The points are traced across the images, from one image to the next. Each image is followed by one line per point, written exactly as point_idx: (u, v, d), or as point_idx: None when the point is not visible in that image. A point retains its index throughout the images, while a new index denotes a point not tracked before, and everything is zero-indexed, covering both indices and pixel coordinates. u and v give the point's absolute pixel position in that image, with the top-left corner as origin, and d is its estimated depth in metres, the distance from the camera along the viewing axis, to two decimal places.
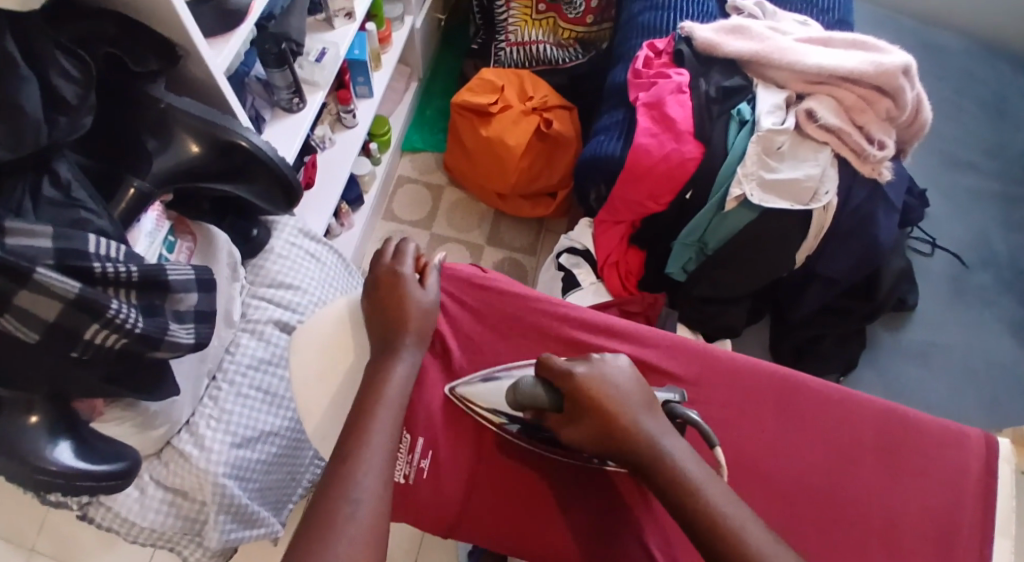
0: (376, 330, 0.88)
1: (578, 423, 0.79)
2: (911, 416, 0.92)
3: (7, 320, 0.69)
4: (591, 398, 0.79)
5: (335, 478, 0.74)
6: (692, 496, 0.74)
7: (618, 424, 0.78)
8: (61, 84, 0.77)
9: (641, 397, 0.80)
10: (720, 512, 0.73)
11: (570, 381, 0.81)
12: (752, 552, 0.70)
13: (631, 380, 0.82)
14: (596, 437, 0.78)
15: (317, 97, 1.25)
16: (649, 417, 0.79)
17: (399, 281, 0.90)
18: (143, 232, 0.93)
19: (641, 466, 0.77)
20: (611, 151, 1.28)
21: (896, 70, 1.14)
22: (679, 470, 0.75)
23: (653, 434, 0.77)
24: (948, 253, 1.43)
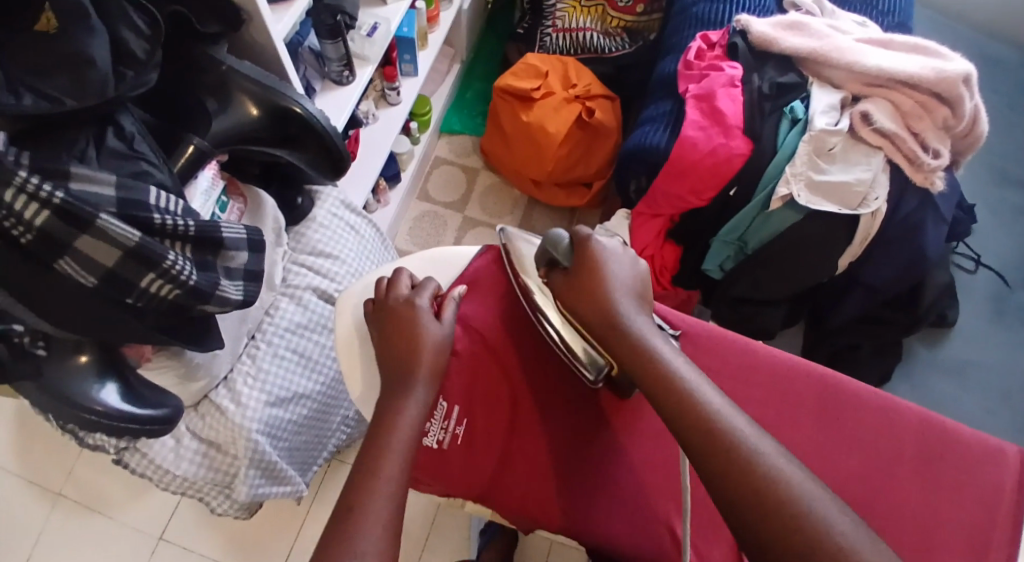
0: (390, 370, 0.85)
1: (571, 279, 0.82)
2: (948, 429, 0.92)
3: (66, 263, 0.69)
4: (591, 258, 0.81)
5: (362, 476, 0.74)
6: (654, 365, 0.75)
7: (607, 294, 0.79)
8: (130, 37, 0.78)
9: (633, 286, 0.81)
10: (680, 381, 0.73)
11: (582, 247, 0.82)
12: (703, 412, 0.71)
13: (633, 268, 0.83)
14: (580, 301, 0.81)
15: (366, 72, 1.25)
16: (633, 299, 0.81)
17: (412, 315, 0.87)
18: (199, 189, 0.93)
19: (618, 339, 0.78)
20: (656, 142, 1.26)
21: (955, 78, 1.13)
22: (645, 345, 0.77)
23: (630, 310, 0.79)
24: (991, 271, 1.41)
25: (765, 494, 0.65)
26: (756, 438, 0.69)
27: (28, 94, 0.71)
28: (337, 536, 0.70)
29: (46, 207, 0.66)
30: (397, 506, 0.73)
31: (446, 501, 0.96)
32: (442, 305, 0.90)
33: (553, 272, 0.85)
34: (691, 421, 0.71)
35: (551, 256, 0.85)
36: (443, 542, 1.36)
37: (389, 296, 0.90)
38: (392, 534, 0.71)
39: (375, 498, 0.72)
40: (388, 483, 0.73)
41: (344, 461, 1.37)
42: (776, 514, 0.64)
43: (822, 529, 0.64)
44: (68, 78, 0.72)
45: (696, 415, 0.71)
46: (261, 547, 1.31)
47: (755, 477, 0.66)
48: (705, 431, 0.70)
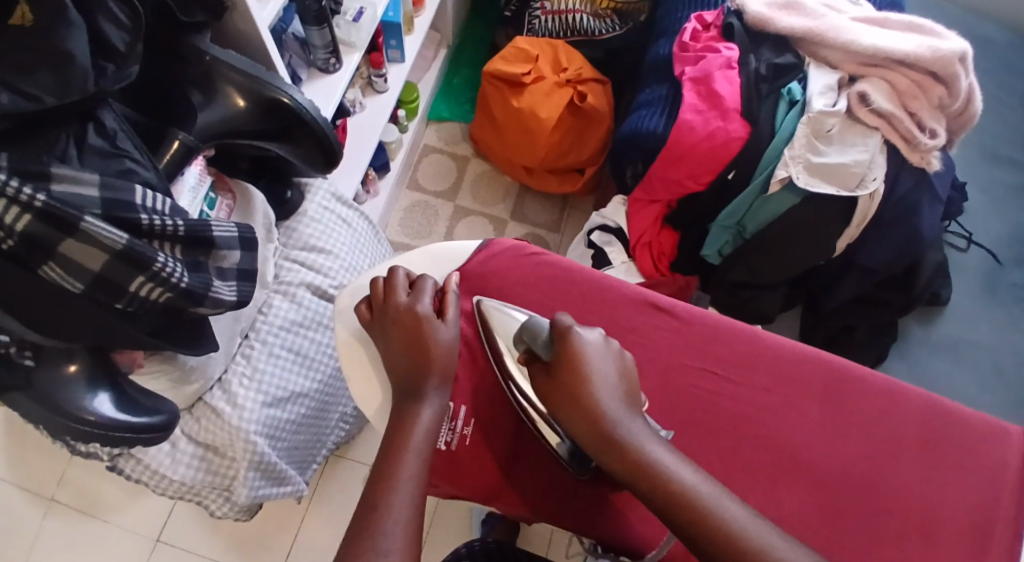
0: (402, 373, 0.84)
1: (559, 385, 0.78)
2: (952, 409, 0.91)
3: (51, 269, 0.67)
4: (577, 360, 0.78)
5: (378, 485, 0.73)
6: (656, 474, 0.72)
7: (590, 395, 0.76)
8: (111, 30, 0.75)
9: (620, 385, 0.79)
10: (694, 494, 0.70)
11: (563, 342, 0.80)
12: (732, 531, 0.68)
13: (618, 363, 0.81)
14: (571, 409, 0.77)
15: (352, 59, 1.22)
16: (624, 403, 0.77)
17: (417, 320, 0.85)
18: (186, 186, 0.90)
19: (613, 447, 0.74)
20: (652, 127, 1.24)
21: (952, 57, 1.12)
22: (643, 452, 0.74)
23: (625, 416, 0.76)
24: (983, 250, 1.40)
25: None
26: (789, 550, 0.67)
27: (4, 91, 0.68)
28: (357, 544, 0.69)
29: (27, 211, 0.63)
30: (415, 516, 0.72)
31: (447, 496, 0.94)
32: (443, 303, 0.88)
33: (535, 370, 0.82)
34: (719, 538, 0.68)
35: (531, 350, 0.83)
36: (444, 536, 1.34)
37: (388, 298, 0.87)
38: (411, 540, 0.70)
39: (393, 505, 0.71)
40: (405, 488, 0.73)
41: (342, 457, 1.35)
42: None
43: None
44: (46, 72, 0.69)
45: (721, 534, 0.68)
46: (259, 546, 1.29)
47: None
48: (737, 551, 0.67)
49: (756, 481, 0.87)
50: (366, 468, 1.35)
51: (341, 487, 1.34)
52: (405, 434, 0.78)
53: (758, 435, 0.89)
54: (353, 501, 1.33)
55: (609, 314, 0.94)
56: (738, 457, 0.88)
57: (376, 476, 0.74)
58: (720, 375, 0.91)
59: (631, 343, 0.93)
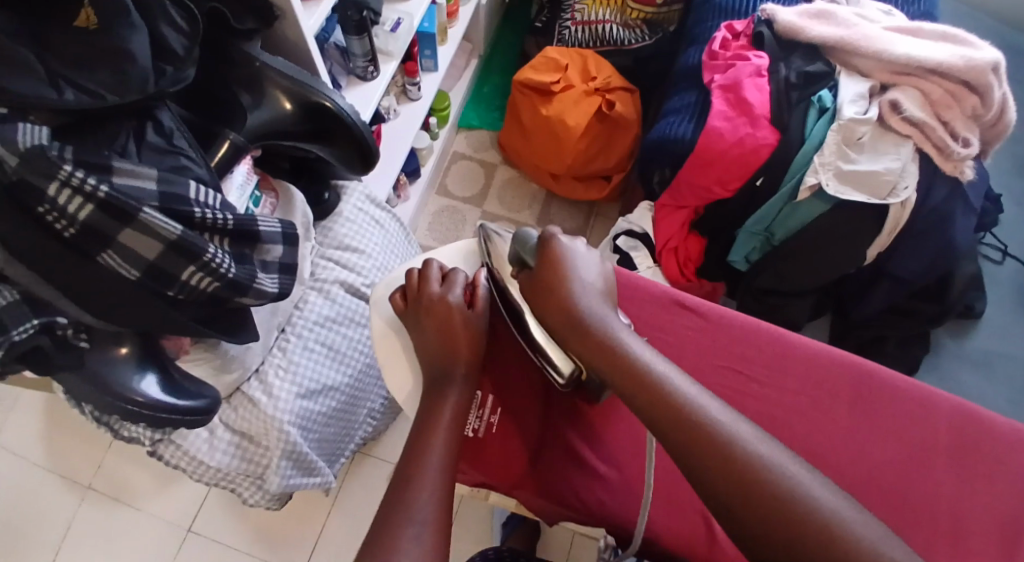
0: (432, 363, 0.86)
1: (537, 282, 0.82)
2: (984, 417, 0.91)
3: (109, 256, 0.70)
4: (555, 257, 0.82)
5: (410, 466, 0.75)
6: (619, 356, 0.74)
7: (564, 287, 0.79)
8: (169, 33, 0.78)
9: (597, 285, 0.82)
10: (650, 371, 0.73)
11: (547, 244, 0.83)
12: (684, 406, 0.70)
13: (598, 269, 0.84)
14: (545, 303, 0.80)
15: (390, 67, 1.25)
16: (599, 298, 0.80)
17: (448, 313, 0.86)
18: (234, 184, 0.93)
19: (579, 333, 0.77)
20: (681, 133, 1.26)
21: (985, 66, 1.12)
22: (608, 337, 0.76)
23: (598, 307, 0.79)
24: (1018, 262, 1.40)
25: (761, 487, 0.64)
26: (732, 422, 0.69)
27: (69, 88, 0.71)
28: (387, 522, 0.71)
29: (89, 201, 0.66)
30: (446, 495, 0.74)
31: (471, 494, 0.96)
32: (475, 295, 0.90)
33: (521, 274, 0.85)
34: (668, 412, 0.70)
35: (520, 256, 0.87)
36: (469, 532, 1.36)
37: (422, 289, 0.89)
38: (443, 521, 0.72)
39: (424, 484, 0.74)
40: (435, 469, 0.75)
41: (367, 454, 1.38)
42: (768, 503, 0.64)
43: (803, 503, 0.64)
44: (107, 72, 0.73)
45: (674, 410, 0.70)
46: (286, 540, 1.32)
47: (742, 469, 0.65)
48: (686, 426, 0.68)
49: None
50: (389, 465, 1.37)
51: (366, 484, 1.36)
52: (434, 419, 0.80)
53: (787, 437, 0.90)
54: (375, 499, 1.35)
55: (638, 314, 0.96)
56: None
57: (410, 455, 0.77)
58: (748, 377, 0.92)
59: (661, 342, 0.94)
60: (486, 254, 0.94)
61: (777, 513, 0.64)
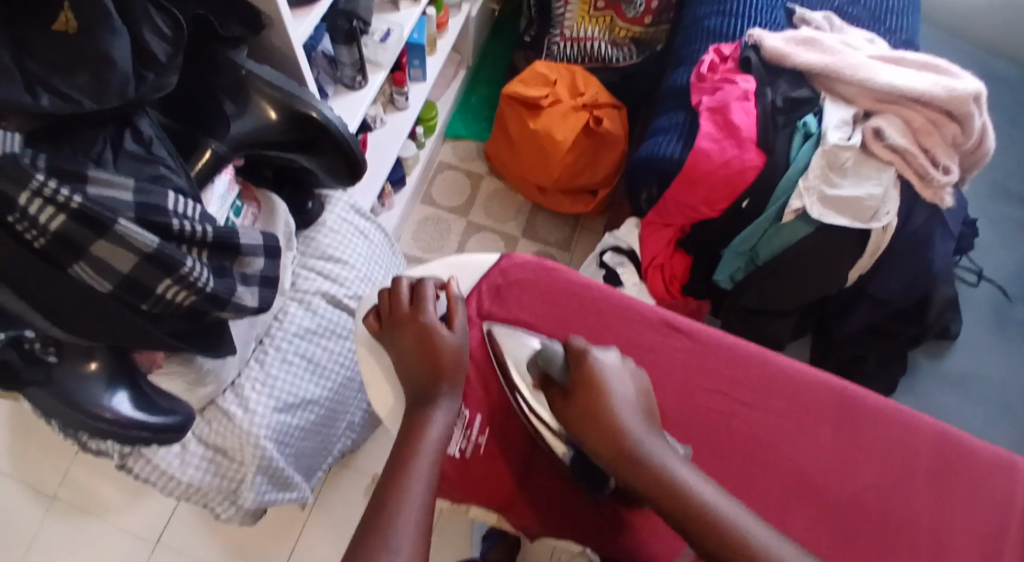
0: (411, 384, 0.85)
1: (578, 404, 0.80)
2: (963, 442, 0.92)
3: (82, 269, 0.69)
4: (594, 380, 0.81)
5: (385, 491, 0.75)
6: (677, 492, 0.73)
7: (610, 414, 0.79)
8: (153, 40, 0.77)
9: (638, 404, 0.81)
10: (714, 510, 0.72)
11: (582, 363, 0.83)
12: (736, 535, 0.70)
13: (636, 384, 0.83)
14: (590, 427, 0.79)
15: (378, 77, 1.24)
16: (641, 420, 0.80)
17: (424, 331, 0.86)
18: (216, 195, 0.92)
19: (633, 468, 0.76)
20: (669, 153, 1.25)
21: (966, 96, 1.14)
22: (663, 469, 0.75)
23: (642, 431, 0.78)
24: (993, 285, 1.41)
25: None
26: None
27: (45, 93, 0.70)
28: (363, 549, 0.70)
29: (62, 211, 0.65)
30: (424, 516, 0.74)
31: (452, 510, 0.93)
32: (450, 313, 0.90)
33: (552, 392, 0.84)
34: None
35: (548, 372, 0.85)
36: (448, 547, 1.35)
37: (394, 309, 0.89)
38: (418, 546, 0.71)
39: (400, 508, 0.73)
40: (411, 492, 0.74)
41: (344, 466, 1.36)
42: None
43: None
44: (87, 78, 0.72)
45: (723, 536, 0.70)
46: (259, 551, 1.30)
47: None
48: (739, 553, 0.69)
49: (767, 504, 0.88)
50: (366, 477, 1.36)
51: (343, 496, 1.34)
52: (411, 441, 0.79)
53: (768, 461, 0.90)
54: (351, 512, 1.33)
55: (625, 333, 0.95)
56: (750, 481, 0.89)
57: (387, 476, 0.76)
58: (731, 397, 0.93)
59: (645, 360, 0.94)
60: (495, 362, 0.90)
61: None
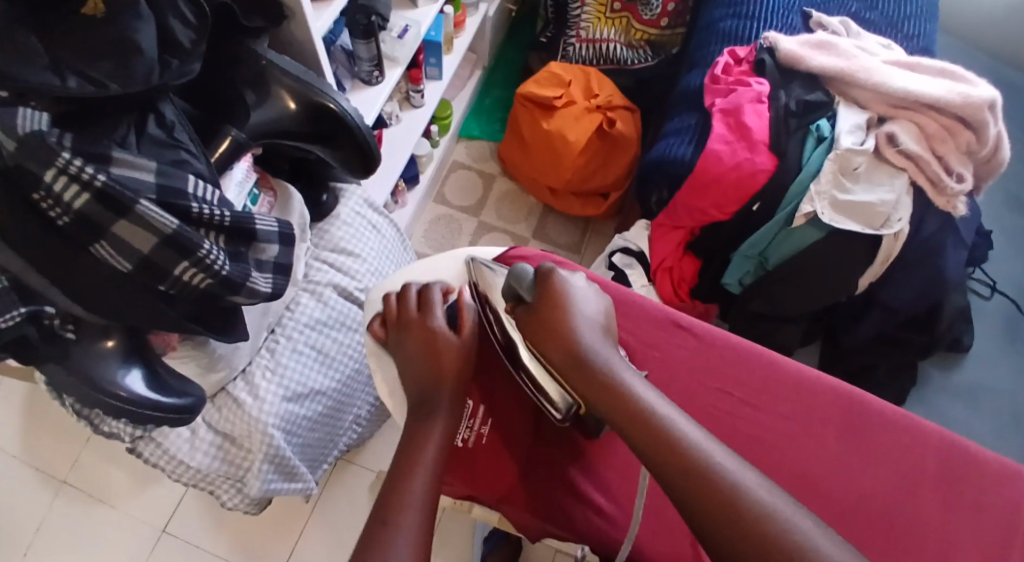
0: (417, 391, 0.85)
1: (537, 318, 0.81)
2: (970, 449, 0.91)
3: (102, 247, 0.70)
4: (556, 294, 0.82)
5: (393, 493, 0.75)
6: (621, 396, 0.75)
7: (567, 325, 0.79)
8: (178, 28, 0.78)
9: (597, 322, 0.82)
10: (652, 413, 0.73)
11: (547, 280, 0.83)
12: (668, 435, 0.71)
13: (599, 306, 0.84)
14: (545, 335, 0.80)
15: (395, 73, 1.25)
16: (598, 336, 0.80)
17: (432, 336, 0.87)
18: (234, 181, 0.93)
19: (582, 374, 0.77)
20: (680, 154, 1.26)
21: (981, 103, 1.14)
22: (611, 375, 0.77)
23: (597, 344, 0.79)
24: (1007, 298, 1.41)
25: (729, 505, 0.66)
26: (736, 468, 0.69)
27: (73, 76, 0.71)
28: (367, 546, 0.71)
29: (86, 190, 0.66)
30: (428, 517, 0.74)
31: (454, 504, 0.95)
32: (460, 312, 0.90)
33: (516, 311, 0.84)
34: (671, 458, 0.69)
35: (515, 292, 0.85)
36: (451, 543, 1.36)
37: (401, 313, 0.90)
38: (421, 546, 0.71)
39: (406, 506, 0.74)
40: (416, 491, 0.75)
41: (350, 462, 1.37)
42: (733, 518, 0.65)
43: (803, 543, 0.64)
44: (112, 62, 0.73)
45: (658, 440, 0.71)
46: (262, 543, 1.31)
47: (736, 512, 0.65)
48: (670, 454, 0.70)
49: None
50: (371, 474, 1.37)
51: (347, 492, 1.35)
52: (417, 447, 0.79)
53: (773, 462, 0.90)
54: (355, 507, 1.34)
55: (633, 331, 0.96)
56: None
57: (400, 460, 0.79)
58: (737, 397, 0.93)
59: (653, 359, 0.95)
60: (477, 289, 0.92)
61: None
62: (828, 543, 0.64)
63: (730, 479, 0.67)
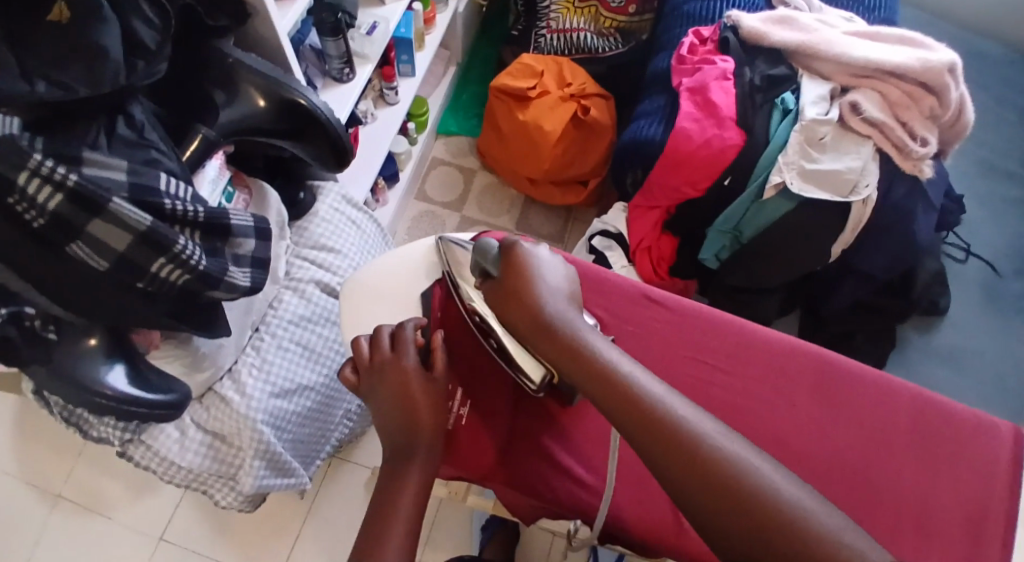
0: (393, 435, 0.83)
1: (501, 288, 0.83)
2: (942, 403, 0.94)
3: (79, 247, 0.72)
4: (518, 264, 0.84)
5: (383, 515, 0.77)
6: (582, 351, 0.76)
7: (528, 290, 0.81)
8: (141, 29, 0.80)
9: (560, 287, 0.84)
10: (611, 364, 0.74)
11: (509, 250, 0.85)
12: (624, 383, 0.73)
13: (562, 275, 0.86)
14: (509, 302, 0.82)
15: (366, 70, 1.26)
16: (563, 301, 0.82)
17: (405, 380, 0.84)
18: (206, 178, 0.95)
19: (543, 334, 0.79)
20: (651, 135, 1.29)
21: (941, 67, 1.16)
22: (572, 333, 0.78)
23: (561, 307, 0.81)
24: (982, 260, 1.43)
25: (683, 446, 0.68)
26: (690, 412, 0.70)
27: (41, 81, 0.73)
28: None
29: (60, 191, 0.68)
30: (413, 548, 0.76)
31: (450, 496, 1.07)
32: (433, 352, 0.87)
33: (484, 286, 0.87)
34: (629, 406, 0.71)
35: (482, 267, 0.87)
36: (449, 534, 1.38)
37: (374, 357, 0.86)
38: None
39: (392, 533, 0.75)
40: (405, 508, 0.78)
41: (344, 459, 1.39)
42: (686, 459, 0.67)
43: (756, 481, 0.66)
44: (81, 67, 0.75)
45: (623, 394, 0.72)
46: (260, 544, 1.33)
47: (694, 454, 0.67)
48: (636, 409, 0.71)
49: None
50: (366, 470, 1.38)
51: (343, 489, 1.37)
52: (396, 484, 0.79)
53: (752, 429, 0.92)
54: (352, 503, 1.36)
55: (607, 305, 0.98)
56: None
57: (387, 482, 0.79)
58: (711, 365, 0.95)
59: (628, 333, 0.97)
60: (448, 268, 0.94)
61: (743, 508, 0.65)
62: (781, 481, 0.66)
63: (682, 422, 0.69)
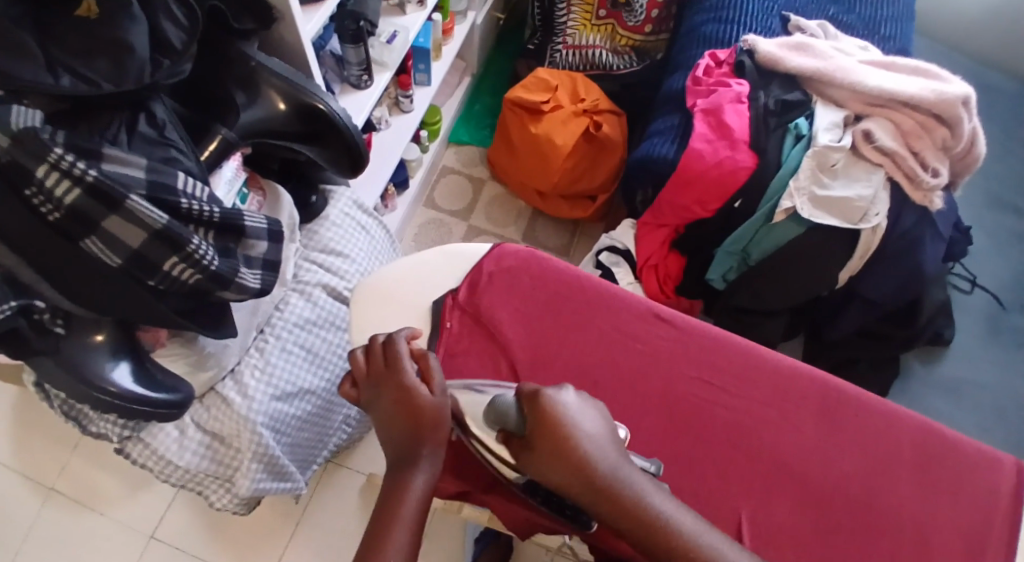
0: (394, 446, 0.80)
1: (540, 456, 0.72)
2: (946, 434, 0.94)
3: (93, 242, 0.72)
4: (559, 424, 0.72)
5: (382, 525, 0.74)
6: (662, 528, 0.70)
7: (581, 456, 0.71)
8: (168, 27, 0.81)
9: (607, 438, 0.74)
10: (698, 543, 0.70)
11: (540, 408, 0.73)
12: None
13: (598, 417, 0.75)
14: (557, 471, 0.71)
15: (383, 78, 1.28)
16: (615, 458, 0.73)
17: (408, 394, 0.80)
18: (223, 178, 0.95)
19: (611, 508, 0.71)
20: (663, 153, 1.29)
21: (955, 100, 1.17)
22: (644, 503, 0.71)
23: (620, 468, 0.72)
24: (987, 294, 1.43)
25: None
26: None
27: (65, 74, 0.74)
28: None
29: (78, 185, 0.69)
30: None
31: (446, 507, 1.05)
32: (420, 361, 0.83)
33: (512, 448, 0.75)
34: None
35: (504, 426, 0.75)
36: (443, 546, 1.37)
37: (370, 369, 0.83)
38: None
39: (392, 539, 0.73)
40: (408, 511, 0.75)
41: (341, 465, 1.39)
42: None
43: None
44: (106, 61, 0.75)
45: None
46: (253, 548, 1.32)
47: None
48: None
49: (748, 491, 0.90)
50: (361, 477, 1.38)
51: (338, 495, 1.37)
52: (398, 497, 0.76)
53: (754, 449, 0.92)
54: (346, 509, 1.36)
55: (613, 321, 0.98)
56: (732, 470, 0.91)
57: (390, 487, 0.77)
58: (716, 386, 0.95)
59: (636, 351, 0.97)
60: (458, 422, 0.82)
61: None
62: None
63: None
